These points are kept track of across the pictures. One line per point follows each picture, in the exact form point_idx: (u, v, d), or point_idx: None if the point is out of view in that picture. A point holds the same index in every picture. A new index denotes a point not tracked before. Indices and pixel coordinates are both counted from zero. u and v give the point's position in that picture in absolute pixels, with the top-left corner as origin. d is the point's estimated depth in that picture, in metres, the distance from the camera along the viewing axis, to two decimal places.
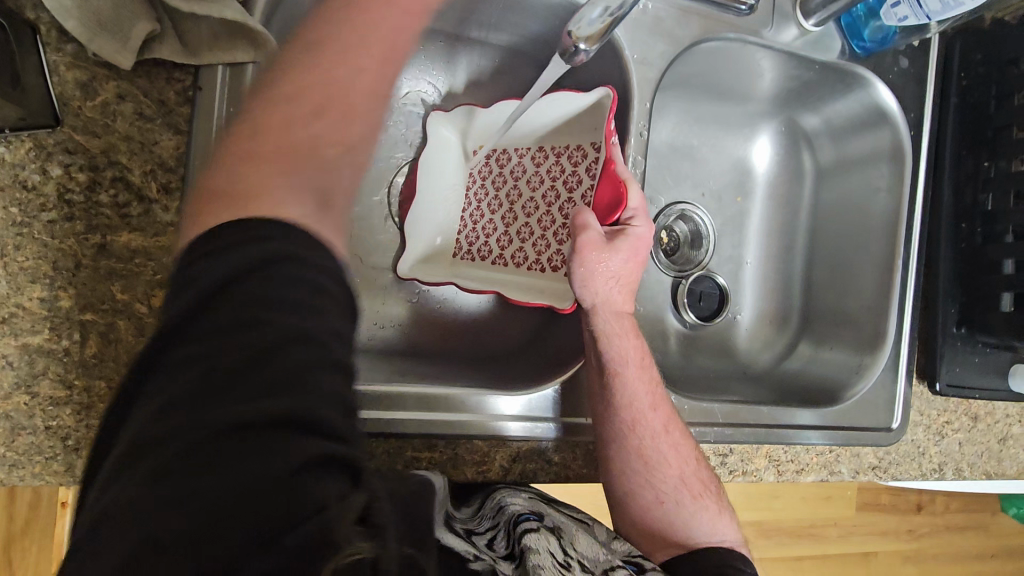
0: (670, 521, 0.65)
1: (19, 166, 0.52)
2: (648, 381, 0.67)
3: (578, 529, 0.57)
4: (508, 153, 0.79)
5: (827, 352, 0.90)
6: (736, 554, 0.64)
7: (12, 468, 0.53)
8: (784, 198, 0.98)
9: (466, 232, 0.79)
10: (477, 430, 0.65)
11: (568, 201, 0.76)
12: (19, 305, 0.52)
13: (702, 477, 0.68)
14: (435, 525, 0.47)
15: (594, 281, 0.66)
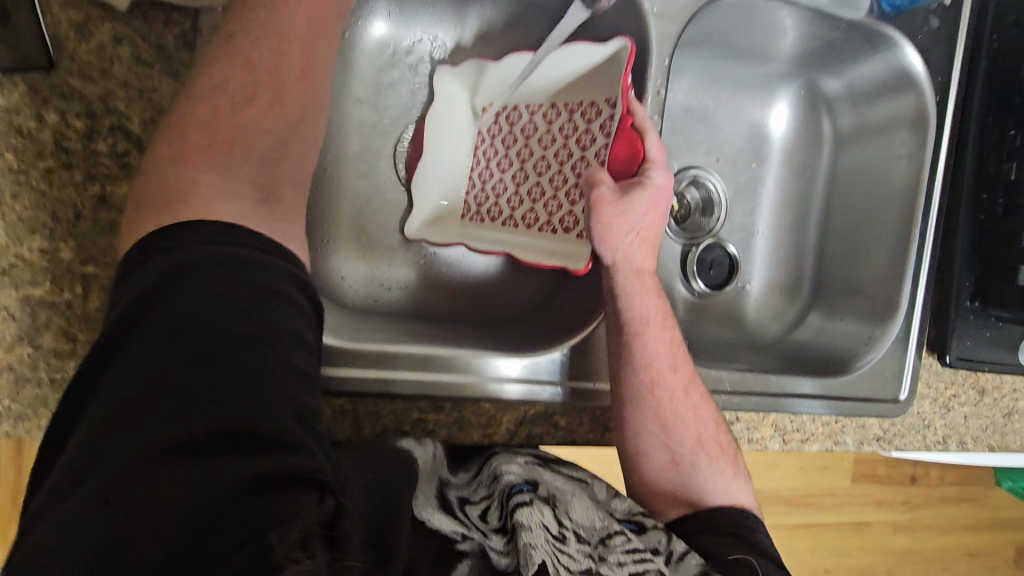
0: (684, 483, 0.66)
1: (13, 113, 0.50)
2: (669, 340, 0.67)
3: (576, 490, 0.58)
4: (519, 110, 0.76)
5: (838, 324, 0.89)
6: (748, 516, 0.65)
7: (18, 421, 0.52)
8: (800, 166, 0.95)
9: (474, 192, 0.78)
10: (472, 390, 0.63)
11: (581, 160, 0.73)
12: (19, 256, 0.51)
13: (720, 440, 0.68)
14: (417, 508, 0.51)
15: (610, 237, 0.65)
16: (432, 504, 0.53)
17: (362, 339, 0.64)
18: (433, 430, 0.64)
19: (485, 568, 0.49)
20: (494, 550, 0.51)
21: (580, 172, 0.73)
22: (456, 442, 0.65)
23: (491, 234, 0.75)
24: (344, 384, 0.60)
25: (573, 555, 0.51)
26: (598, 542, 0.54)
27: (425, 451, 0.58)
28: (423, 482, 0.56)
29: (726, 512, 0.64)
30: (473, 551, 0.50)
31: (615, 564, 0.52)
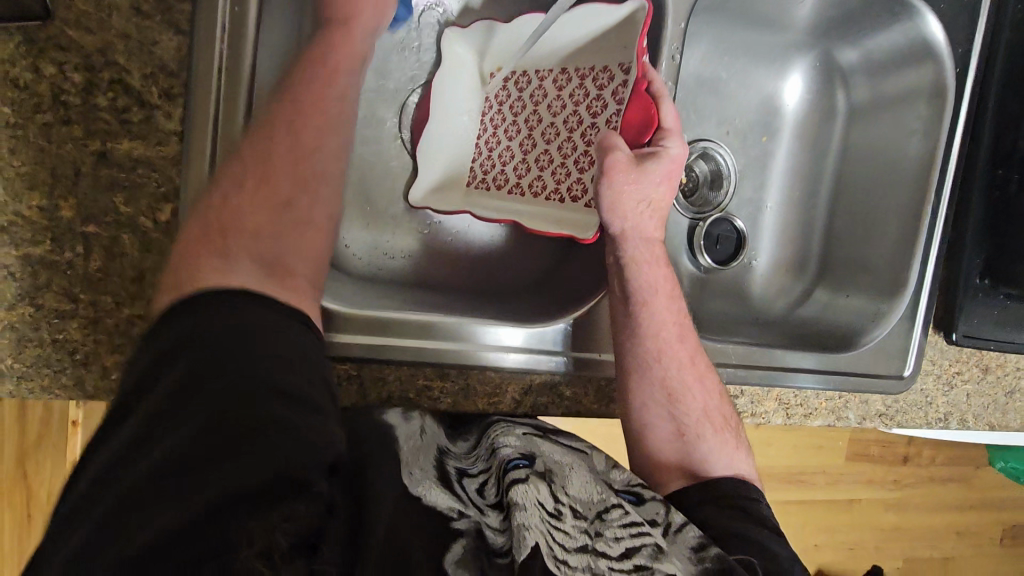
0: (689, 455, 0.65)
1: (10, 64, 0.49)
2: (677, 311, 0.67)
3: (573, 467, 0.55)
4: (528, 75, 0.74)
5: (843, 300, 0.88)
6: (752, 488, 0.63)
7: (20, 380, 0.52)
8: (812, 141, 0.94)
9: (480, 159, 0.76)
10: (466, 358, 0.63)
11: (591, 127, 0.71)
12: (18, 213, 0.50)
13: (724, 412, 0.68)
14: (409, 479, 0.46)
15: (624, 206, 0.64)
16: (431, 480, 0.48)
17: (365, 305, 0.63)
18: (438, 398, 0.64)
19: (484, 551, 0.42)
20: (490, 528, 0.45)
21: (591, 140, 0.71)
22: (462, 411, 0.65)
23: (496, 203, 0.74)
24: (350, 350, 0.60)
25: (568, 531, 0.47)
26: (594, 518, 0.50)
27: (412, 427, 0.55)
28: (415, 458, 0.51)
29: (729, 485, 0.62)
30: (470, 531, 0.43)
31: (611, 539, 0.48)
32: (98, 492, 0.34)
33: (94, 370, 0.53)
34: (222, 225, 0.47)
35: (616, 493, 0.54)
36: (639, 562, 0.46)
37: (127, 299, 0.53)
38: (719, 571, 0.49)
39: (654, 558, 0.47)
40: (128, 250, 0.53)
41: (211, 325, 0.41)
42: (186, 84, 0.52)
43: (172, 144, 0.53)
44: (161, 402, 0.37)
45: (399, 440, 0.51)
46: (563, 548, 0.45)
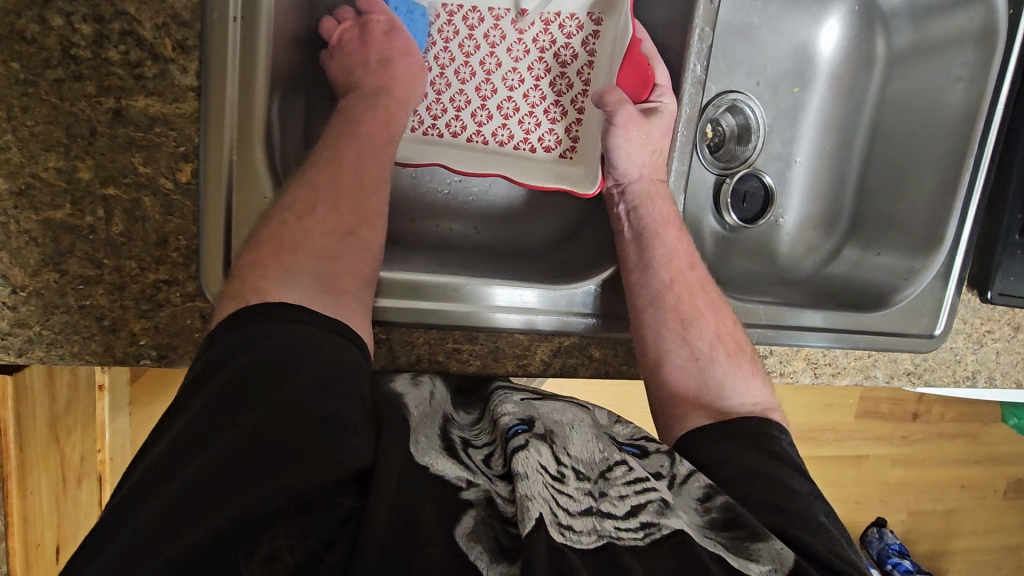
0: (702, 382, 0.59)
1: (15, 15, 0.46)
2: (688, 243, 0.67)
3: (575, 426, 0.51)
4: (481, 14, 0.72)
5: (873, 257, 0.86)
6: (777, 427, 0.56)
7: (50, 347, 0.51)
8: (849, 90, 0.91)
9: (427, 103, 0.73)
10: (475, 321, 0.61)
11: (561, 75, 0.74)
12: (35, 175, 0.48)
13: (736, 339, 0.63)
14: (416, 453, 0.42)
15: (632, 155, 0.66)
16: (437, 450, 0.45)
17: (389, 267, 0.62)
18: (466, 360, 0.63)
19: (496, 515, 0.39)
20: (499, 497, 0.41)
21: (560, 88, 0.74)
22: (491, 374, 0.65)
23: (466, 156, 0.71)
24: (377, 313, 0.58)
25: (573, 495, 0.43)
26: (598, 477, 0.46)
27: (421, 391, 0.55)
28: (421, 426, 0.48)
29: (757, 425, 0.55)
30: (480, 501, 0.40)
31: (616, 497, 0.44)
32: (143, 498, 0.35)
33: (123, 336, 0.52)
34: (291, 241, 0.47)
35: (620, 449, 0.50)
36: (646, 520, 0.42)
37: (152, 264, 0.52)
38: (726, 521, 0.44)
39: (662, 513, 0.43)
40: (149, 213, 0.51)
41: (252, 340, 0.41)
42: (202, 34, 0.49)
43: (189, 100, 0.50)
44: (201, 417, 0.37)
45: (409, 407, 0.48)
46: (567, 512, 0.41)
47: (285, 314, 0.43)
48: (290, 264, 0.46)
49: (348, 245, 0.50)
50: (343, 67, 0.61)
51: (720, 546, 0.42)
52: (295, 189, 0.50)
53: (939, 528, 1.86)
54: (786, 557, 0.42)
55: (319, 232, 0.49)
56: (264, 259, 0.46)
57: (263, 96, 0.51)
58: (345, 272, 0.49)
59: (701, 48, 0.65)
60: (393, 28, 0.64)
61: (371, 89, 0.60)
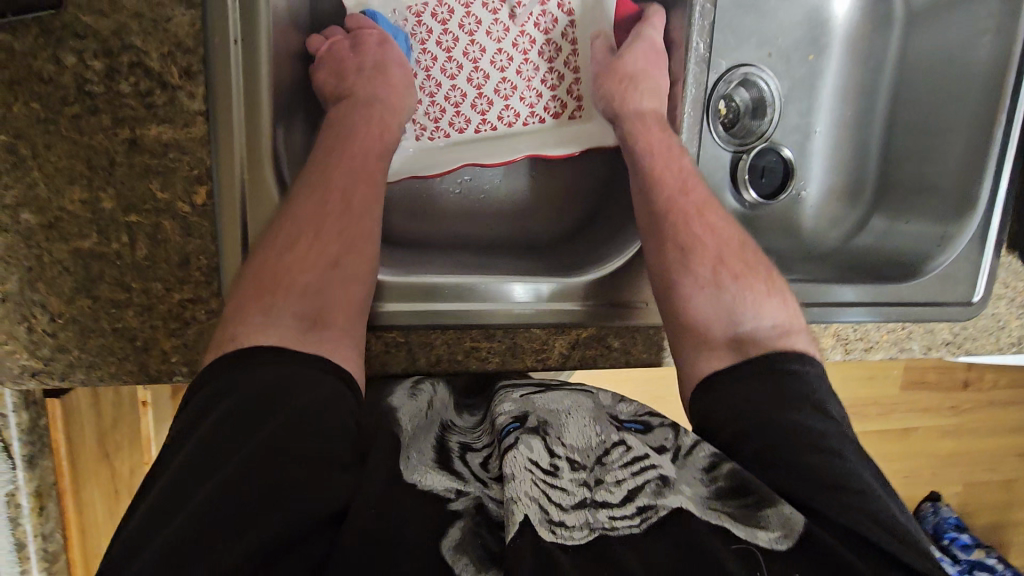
0: (713, 308, 0.57)
1: (30, 57, 0.48)
2: (690, 165, 0.63)
3: (572, 413, 0.53)
4: (450, 5, 0.70)
5: (903, 226, 0.83)
6: (801, 360, 0.53)
7: (90, 369, 0.54)
8: (867, 54, 0.88)
9: (424, 109, 0.72)
10: (490, 318, 0.62)
11: (547, 44, 0.72)
12: (62, 209, 0.51)
13: (746, 260, 0.60)
14: (403, 474, 0.46)
15: (630, 92, 0.65)
16: (426, 464, 0.48)
17: (402, 271, 0.63)
18: (486, 358, 0.64)
19: (489, 520, 0.42)
20: (490, 503, 0.44)
21: (550, 55, 0.72)
22: (510, 369, 0.65)
23: (476, 149, 0.73)
24: (394, 318, 0.60)
25: (566, 487, 0.45)
26: (594, 464, 0.48)
27: (417, 405, 0.56)
28: (413, 441, 0.52)
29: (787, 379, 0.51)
30: (468, 510, 0.43)
31: (613, 483, 0.46)
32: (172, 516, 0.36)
33: (155, 354, 0.55)
34: (275, 279, 0.49)
35: (620, 430, 0.52)
36: (643, 504, 0.44)
37: (177, 284, 0.54)
38: (735, 488, 0.44)
39: (659, 492, 0.45)
40: (169, 235, 0.53)
41: (244, 380, 0.43)
42: (206, 59, 0.51)
43: (199, 124, 0.52)
44: (202, 455, 0.38)
45: (401, 422, 0.53)
46: (560, 507, 0.43)
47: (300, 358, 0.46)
48: (276, 305, 0.48)
49: (332, 278, 0.51)
50: (335, 73, 0.61)
51: (725, 517, 0.43)
52: (294, 205, 0.52)
53: (998, 499, 1.79)
54: (796, 522, 0.41)
55: (304, 262, 0.50)
56: (265, 295, 0.48)
57: (269, 114, 0.53)
58: (335, 312, 0.50)
59: (702, 25, 0.64)
60: (384, 42, 0.64)
61: (363, 97, 0.60)
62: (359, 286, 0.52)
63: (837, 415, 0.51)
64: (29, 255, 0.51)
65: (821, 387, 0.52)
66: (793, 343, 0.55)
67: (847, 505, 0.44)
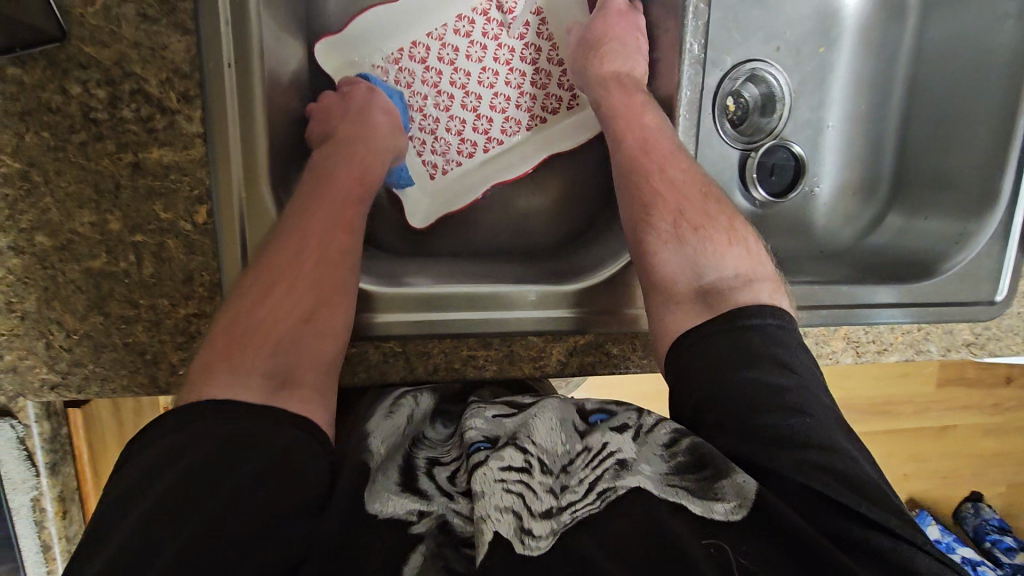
0: (677, 260, 0.59)
1: (39, 89, 0.51)
2: (653, 122, 0.64)
3: (539, 413, 0.55)
4: (424, 43, 0.74)
5: (921, 223, 0.80)
6: (769, 311, 0.55)
7: (104, 381, 0.56)
8: (880, 44, 0.85)
9: (429, 145, 0.76)
10: (486, 327, 0.62)
11: (526, 49, 0.76)
12: (74, 231, 0.54)
13: (707, 210, 0.62)
14: (366, 503, 0.45)
15: (607, 56, 0.67)
16: (389, 489, 0.47)
17: (399, 282, 0.64)
18: (483, 366, 0.64)
19: (452, 539, 0.45)
20: (453, 517, 0.46)
21: (532, 58, 0.77)
22: (509, 376, 0.65)
23: (490, 172, 0.76)
24: (392, 327, 0.61)
25: (538, 492, 0.47)
26: (559, 471, 0.50)
27: (394, 422, 0.56)
28: (384, 463, 0.51)
29: (755, 340, 0.54)
30: (430, 531, 0.45)
31: (577, 484, 0.48)
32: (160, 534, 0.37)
33: (164, 367, 0.57)
34: (247, 332, 0.50)
35: (585, 436, 0.53)
36: (603, 487, 0.47)
37: (181, 300, 0.56)
38: (693, 463, 0.49)
39: (618, 475, 0.48)
40: (173, 253, 0.55)
41: (218, 423, 0.44)
42: (202, 84, 0.53)
43: (198, 146, 0.54)
44: (180, 493, 0.39)
45: (370, 444, 0.52)
46: (529, 514, 0.45)
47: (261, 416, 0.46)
48: (257, 355, 0.49)
49: (302, 335, 0.52)
50: (323, 122, 0.64)
51: (684, 494, 0.47)
52: (289, 222, 0.55)
53: None
54: (749, 490, 0.47)
55: (275, 321, 0.51)
56: (245, 343, 0.49)
57: (264, 133, 0.55)
58: (306, 371, 0.51)
59: (695, 26, 0.63)
60: (372, 91, 0.68)
61: (350, 139, 0.63)
62: (346, 290, 0.55)
63: (800, 367, 0.53)
64: (44, 276, 0.54)
65: (783, 342, 0.54)
66: (755, 290, 0.57)
67: (800, 462, 0.48)
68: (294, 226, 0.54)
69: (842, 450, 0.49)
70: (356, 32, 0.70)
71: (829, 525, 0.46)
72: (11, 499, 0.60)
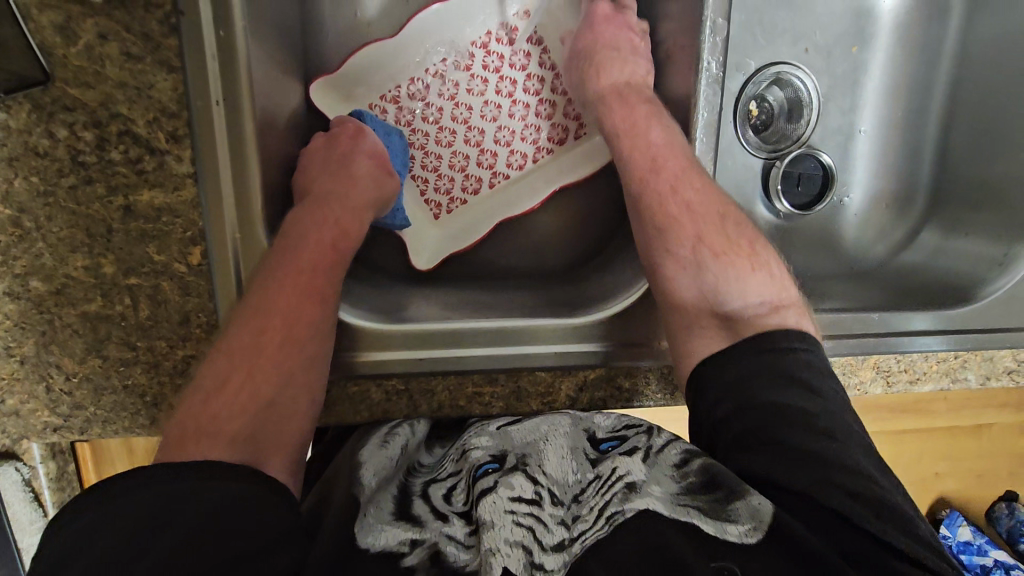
0: (697, 289, 0.56)
1: (26, 132, 0.49)
2: (660, 137, 0.59)
3: (550, 439, 0.53)
4: (423, 80, 0.72)
5: (958, 242, 0.74)
6: (793, 335, 0.51)
7: (106, 424, 0.56)
8: (919, 43, 0.79)
9: (433, 184, 0.74)
10: (490, 361, 0.60)
11: (528, 79, 0.74)
12: (68, 275, 0.52)
13: (728, 234, 0.58)
14: (355, 537, 0.43)
15: (607, 57, 0.65)
16: (383, 522, 0.46)
17: (400, 317, 0.62)
18: (489, 403, 0.62)
19: (445, 571, 0.41)
20: (447, 545, 0.44)
21: (535, 88, 0.74)
22: (517, 412, 0.62)
23: (497, 201, 0.73)
24: (395, 365, 0.59)
25: (548, 523, 0.44)
26: (571, 502, 0.47)
27: (387, 454, 0.54)
28: (376, 495, 0.50)
29: (783, 363, 0.50)
30: (421, 564, 0.42)
31: (589, 514, 0.45)
32: None
33: (165, 409, 0.56)
34: (197, 430, 0.47)
35: (597, 463, 0.50)
36: (611, 513, 0.44)
37: (179, 342, 0.55)
38: (707, 483, 0.46)
39: (627, 499, 0.45)
40: (169, 295, 0.54)
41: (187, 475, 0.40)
42: (190, 124, 0.51)
43: (189, 186, 0.52)
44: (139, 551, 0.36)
45: (364, 477, 0.51)
46: (541, 548, 0.42)
47: (236, 475, 0.42)
48: (227, 419, 0.48)
49: (265, 422, 0.49)
50: (304, 170, 0.61)
51: (695, 513, 0.44)
52: (288, 258, 0.54)
53: None
54: (765, 513, 0.43)
55: (244, 393, 0.49)
56: (223, 413, 0.48)
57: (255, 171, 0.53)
58: (272, 452, 0.49)
59: (714, 40, 0.58)
60: (360, 131, 0.66)
61: (336, 193, 0.61)
62: (328, 331, 0.55)
63: (829, 393, 0.49)
64: (41, 321, 0.53)
65: (816, 367, 0.50)
66: (781, 320, 0.53)
67: (824, 480, 0.44)
68: (295, 276, 0.54)
69: (870, 480, 0.44)
70: (355, 68, 0.68)
71: (849, 548, 0.42)
72: (21, 540, 0.62)
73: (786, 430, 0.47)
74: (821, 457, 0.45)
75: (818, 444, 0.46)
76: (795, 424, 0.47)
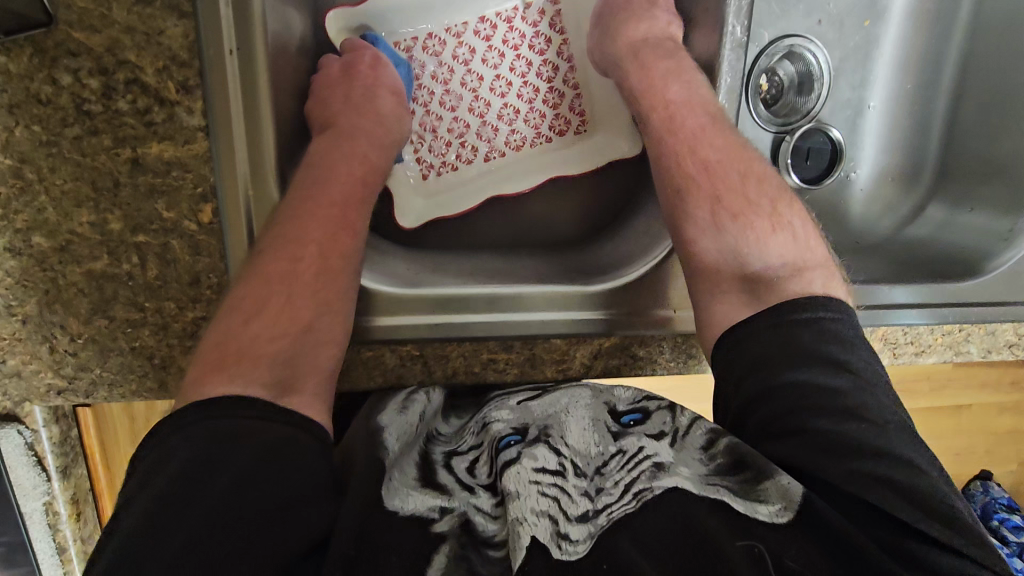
0: (717, 250, 0.56)
1: (27, 79, 0.47)
2: (679, 94, 0.60)
3: (571, 412, 0.53)
4: (440, 37, 0.71)
5: (964, 217, 0.75)
6: (823, 301, 0.50)
7: (112, 386, 0.54)
8: (932, 17, 0.78)
9: (426, 144, 0.72)
10: (503, 329, 0.59)
11: (543, 65, 0.72)
12: (72, 231, 0.50)
13: (747, 194, 0.57)
14: (383, 498, 0.43)
15: (632, 20, 0.64)
16: (409, 486, 0.46)
17: (415, 283, 0.60)
18: (504, 369, 0.61)
19: (474, 540, 0.42)
20: (475, 515, 0.44)
21: (547, 75, 0.73)
22: (531, 379, 0.62)
23: (502, 175, 0.72)
24: (409, 329, 0.58)
25: (572, 495, 0.44)
26: (593, 474, 0.47)
27: (407, 419, 0.54)
28: (400, 458, 0.50)
29: (807, 340, 0.49)
30: (452, 531, 0.42)
31: (613, 486, 0.46)
32: None
33: (175, 372, 0.55)
34: (239, 352, 0.46)
35: (619, 436, 0.50)
36: (638, 488, 0.45)
37: (189, 304, 0.53)
38: (733, 464, 0.46)
39: (655, 476, 0.46)
40: (179, 254, 0.52)
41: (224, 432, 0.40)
42: (202, 73, 0.49)
43: (200, 140, 0.50)
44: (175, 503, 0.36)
45: (387, 439, 0.50)
46: (566, 518, 0.42)
47: (254, 435, 0.41)
48: (246, 372, 0.45)
49: (303, 343, 0.49)
50: (320, 103, 0.60)
51: (724, 491, 0.44)
52: (304, 215, 0.53)
53: None
54: (795, 493, 0.43)
55: (263, 339, 0.48)
56: (257, 341, 0.47)
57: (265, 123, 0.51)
58: (308, 376, 0.48)
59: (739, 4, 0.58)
60: (377, 62, 0.64)
61: (345, 129, 0.60)
62: (347, 288, 0.53)
63: (861, 367, 0.48)
64: (44, 279, 0.51)
65: (839, 336, 0.49)
66: (806, 278, 0.53)
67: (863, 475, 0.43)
68: (314, 236, 0.53)
69: (890, 444, 0.44)
70: (375, 9, 0.67)
71: (890, 542, 0.41)
72: (23, 506, 0.60)
73: (813, 395, 0.47)
74: (848, 437, 0.45)
75: (840, 408, 0.46)
76: (818, 393, 0.47)
